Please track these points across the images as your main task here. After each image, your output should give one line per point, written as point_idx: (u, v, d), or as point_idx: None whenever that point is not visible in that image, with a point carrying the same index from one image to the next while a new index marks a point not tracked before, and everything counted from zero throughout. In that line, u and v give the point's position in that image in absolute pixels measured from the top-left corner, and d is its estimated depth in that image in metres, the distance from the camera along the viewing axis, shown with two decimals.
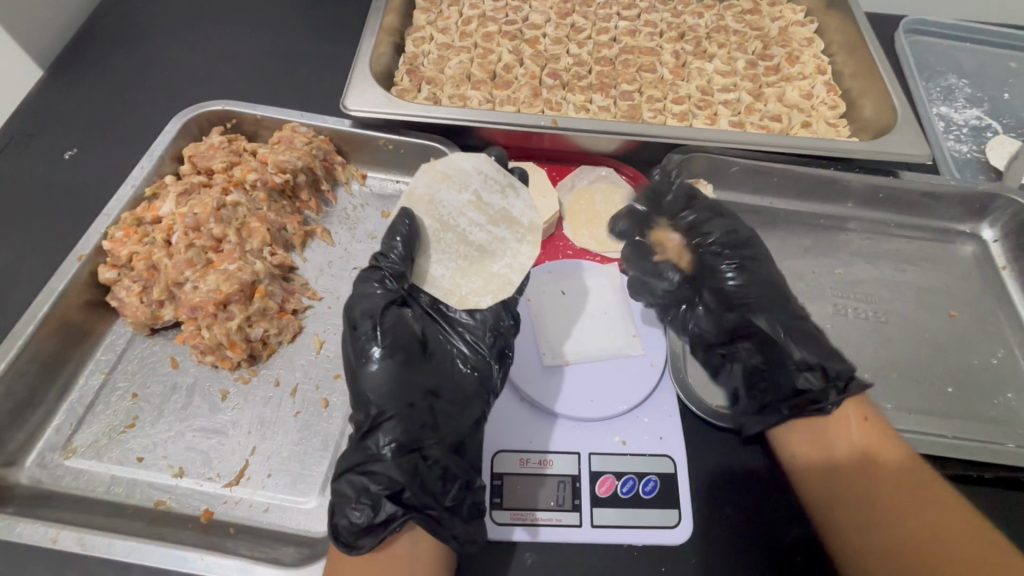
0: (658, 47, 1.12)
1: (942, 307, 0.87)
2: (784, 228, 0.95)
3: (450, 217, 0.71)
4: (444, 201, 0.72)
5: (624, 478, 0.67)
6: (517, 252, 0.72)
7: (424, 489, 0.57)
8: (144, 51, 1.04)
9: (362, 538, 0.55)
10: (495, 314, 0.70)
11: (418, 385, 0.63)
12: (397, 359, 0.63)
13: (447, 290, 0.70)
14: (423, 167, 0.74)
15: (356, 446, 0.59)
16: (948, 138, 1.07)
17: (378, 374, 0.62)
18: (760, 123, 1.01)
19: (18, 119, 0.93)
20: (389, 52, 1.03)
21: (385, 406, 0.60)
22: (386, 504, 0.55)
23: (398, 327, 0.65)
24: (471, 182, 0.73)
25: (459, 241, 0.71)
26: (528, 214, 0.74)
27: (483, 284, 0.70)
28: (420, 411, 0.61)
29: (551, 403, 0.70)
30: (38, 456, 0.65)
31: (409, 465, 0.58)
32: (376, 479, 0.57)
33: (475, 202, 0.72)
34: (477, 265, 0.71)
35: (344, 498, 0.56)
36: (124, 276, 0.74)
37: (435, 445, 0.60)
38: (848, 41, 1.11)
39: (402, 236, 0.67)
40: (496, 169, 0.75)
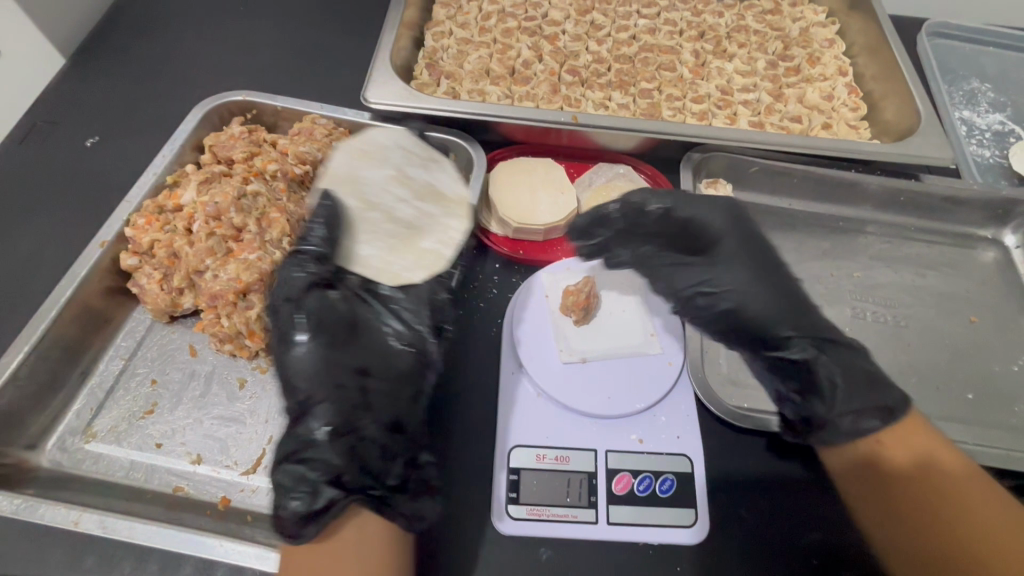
0: (678, 46, 1.11)
1: (962, 312, 0.87)
2: (802, 230, 0.94)
3: (374, 196, 0.75)
4: (366, 179, 0.76)
5: (641, 476, 0.66)
6: (445, 227, 0.77)
7: (364, 470, 0.58)
8: (165, 41, 1.04)
9: (305, 528, 0.56)
10: (429, 290, 0.72)
11: (345, 365, 0.64)
12: (320, 341, 0.65)
13: (377, 268, 0.72)
14: (341, 147, 0.78)
15: (292, 432, 0.61)
16: (971, 143, 1.06)
17: (304, 357, 0.63)
18: (780, 124, 1.01)
19: (43, 107, 0.94)
20: (409, 46, 1.03)
21: (313, 389, 0.62)
22: (324, 489, 0.56)
23: (322, 309, 0.66)
24: (390, 158, 0.78)
25: (386, 219, 0.74)
26: (454, 187, 0.80)
27: (413, 261, 0.73)
28: (351, 392, 0.63)
29: (570, 400, 0.70)
30: (58, 440, 0.66)
31: (344, 448, 0.59)
32: (313, 466, 0.57)
33: (397, 176, 0.77)
34: (406, 242, 0.74)
35: (282, 489, 0.57)
36: (144, 263, 0.74)
37: (371, 424, 0.61)
38: (870, 43, 1.10)
39: (320, 217, 0.70)
40: (413, 144, 0.81)
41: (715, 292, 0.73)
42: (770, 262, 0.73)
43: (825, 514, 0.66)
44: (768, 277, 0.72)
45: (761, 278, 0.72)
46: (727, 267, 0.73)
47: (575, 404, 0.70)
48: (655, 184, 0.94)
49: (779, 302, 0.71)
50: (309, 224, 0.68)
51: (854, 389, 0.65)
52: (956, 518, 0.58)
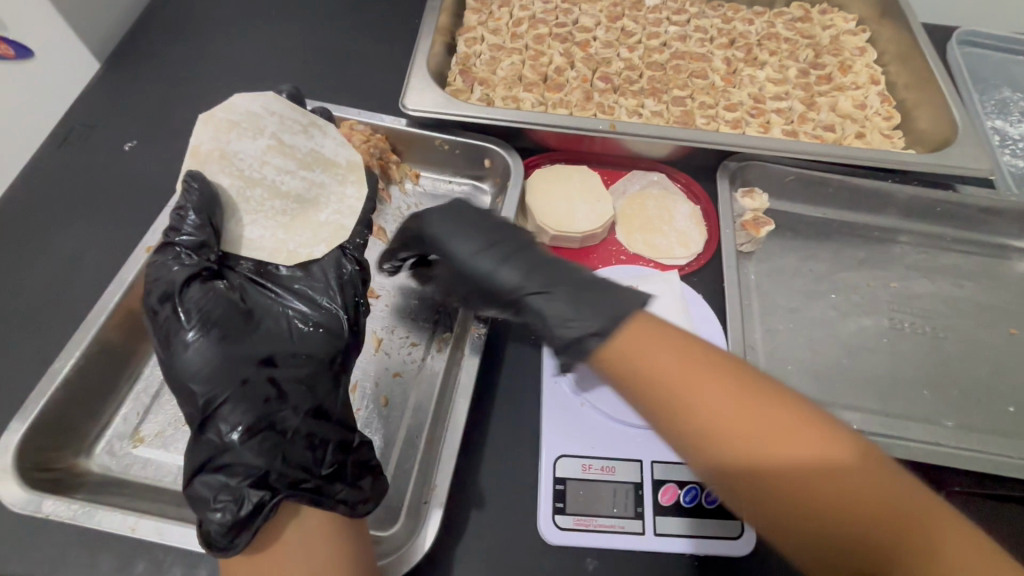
0: (709, 53, 1.11)
1: (1001, 324, 0.86)
2: (837, 240, 0.94)
3: (252, 170, 0.70)
4: (238, 153, 0.70)
5: (688, 487, 0.66)
6: (342, 195, 0.75)
7: (288, 464, 0.56)
8: (200, 45, 1.05)
9: (236, 538, 0.53)
10: (334, 262, 0.71)
11: (246, 357, 0.60)
12: (213, 335, 0.60)
13: (272, 249, 0.69)
14: (201, 119, 0.70)
15: (198, 441, 0.57)
16: (1004, 153, 1.05)
17: (195, 357, 0.59)
18: (813, 133, 1.00)
19: (81, 111, 0.94)
20: (442, 52, 1.03)
21: (212, 391, 0.57)
22: (250, 494, 0.54)
23: (205, 301, 0.62)
24: (265, 125, 0.72)
25: (273, 195, 0.71)
26: (341, 153, 0.77)
27: (310, 234, 0.71)
28: (257, 386, 0.59)
29: (613, 409, 0.70)
30: (107, 444, 0.66)
31: (263, 446, 0.56)
32: (234, 473, 0.55)
33: (276, 146, 0.72)
34: (300, 217, 0.71)
35: (204, 501, 0.54)
36: None
37: (291, 417, 0.59)
38: (902, 51, 1.09)
39: (192, 203, 0.63)
40: (294, 110, 0.75)
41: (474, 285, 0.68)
42: (495, 228, 0.67)
43: None
44: (497, 237, 0.65)
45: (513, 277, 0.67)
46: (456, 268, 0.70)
47: (619, 415, 0.70)
48: (690, 193, 0.94)
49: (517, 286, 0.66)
50: (180, 211, 0.63)
51: (568, 305, 0.57)
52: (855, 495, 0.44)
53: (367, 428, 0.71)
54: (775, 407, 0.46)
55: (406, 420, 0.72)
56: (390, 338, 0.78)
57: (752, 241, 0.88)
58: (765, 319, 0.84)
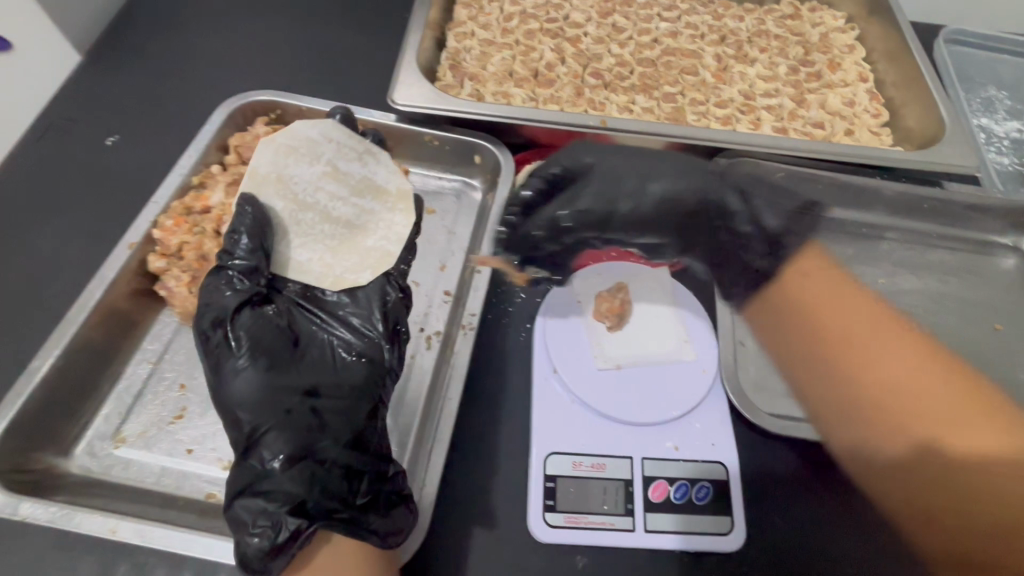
0: (699, 50, 1.11)
1: (987, 320, 0.87)
2: (826, 236, 0.94)
3: (306, 195, 0.71)
4: (294, 177, 0.71)
5: (677, 484, 0.66)
6: (391, 221, 0.75)
7: (325, 493, 0.56)
8: (184, 38, 1.02)
9: (272, 562, 0.53)
10: (375, 288, 0.70)
11: (291, 387, 0.60)
12: (261, 364, 0.60)
13: (319, 274, 0.70)
14: (262, 143, 0.70)
15: (242, 464, 0.57)
16: (989, 151, 1.06)
17: (243, 384, 0.59)
18: (803, 130, 1.01)
19: (60, 104, 0.92)
20: (432, 47, 1.02)
21: (258, 420, 0.58)
22: (288, 520, 0.54)
23: (255, 327, 0.62)
24: (322, 152, 0.72)
25: (323, 220, 0.71)
26: (393, 180, 0.77)
27: (359, 258, 0.72)
28: (300, 416, 0.59)
29: (604, 405, 0.70)
30: (87, 445, 0.65)
31: (302, 475, 0.56)
32: (270, 498, 0.54)
33: (331, 171, 0.73)
34: (348, 243, 0.72)
35: (241, 524, 0.54)
36: (172, 265, 0.73)
37: (328, 446, 0.58)
38: (890, 49, 1.10)
39: (245, 228, 0.65)
40: (347, 133, 0.75)
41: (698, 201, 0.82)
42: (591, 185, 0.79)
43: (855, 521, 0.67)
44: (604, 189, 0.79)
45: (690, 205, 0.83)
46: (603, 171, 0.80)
47: (609, 411, 0.69)
48: None
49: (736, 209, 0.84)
50: (235, 235, 0.64)
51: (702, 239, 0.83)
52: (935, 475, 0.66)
53: None
54: (842, 339, 0.75)
55: (396, 419, 0.71)
56: None
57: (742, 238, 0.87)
58: (755, 314, 0.81)
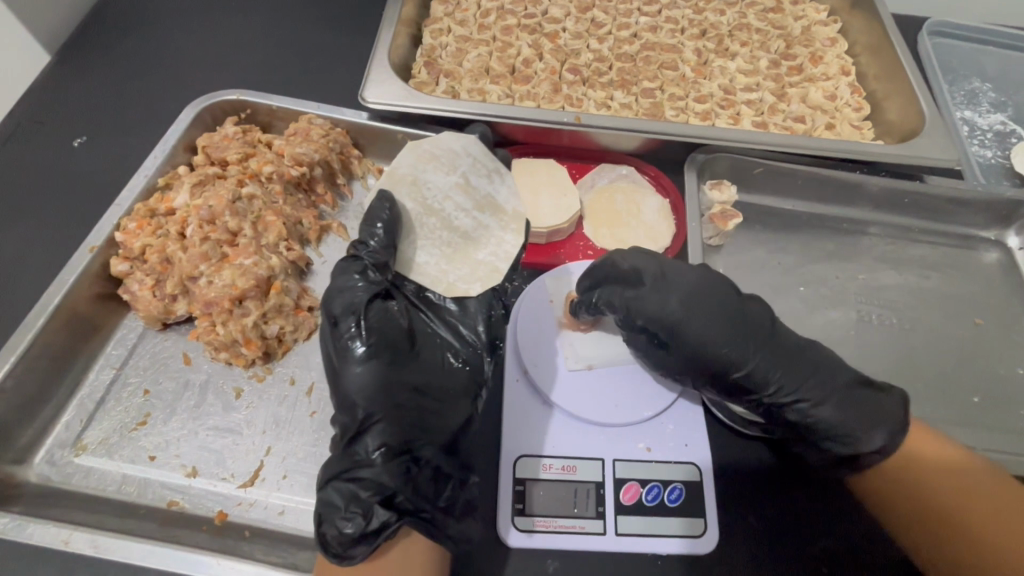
0: (679, 44, 1.09)
1: (968, 315, 0.86)
2: (806, 232, 0.94)
3: (435, 201, 0.74)
4: (428, 182, 0.74)
5: (649, 485, 0.65)
6: (500, 240, 0.75)
7: (416, 492, 0.57)
8: (154, 37, 1.00)
9: (354, 548, 0.54)
10: (483, 305, 0.72)
11: (405, 382, 0.62)
12: (383, 357, 0.62)
13: (433, 278, 0.72)
14: (408, 146, 0.75)
15: (346, 449, 0.59)
16: (972, 144, 1.05)
17: (363, 373, 0.60)
18: (784, 124, 1.00)
19: (26, 105, 0.90)
20: (407, 44, 1.00)
21: (372, 409, 0.59)
22: (378, 509, 0.55)
23: (383, 320, 0.64)
24: (459, 163, 0.75)
25: (443, 227, 0.73)
26: (512, 201, 0.77)
27: (469, 269, 0.73)
28: (408, 412, 0.61)
29: (574, 406, 0.69)
30: (47, 454, 0.64)
31: (399, 468, 0.58)
32: (365, 485, 0.56)
33: (462, 185, 0.75)
34: (462, 251, 0.73)
35: (333, 507, 0.55)
36: (136, 268, 0.72)
37: (426, 445, 0.60)
38: (872, 42, 1.09)
39: (382, 221, 0.66)
40: (482, 154, 0.77)
41: (799, 345, 0.67)
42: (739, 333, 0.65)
43: (834, 523, 0.65)
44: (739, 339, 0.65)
45: (788, 361, 0.65)
46: (678, 277, 0.68)
47: (580, 412, 0.69)
48: (659, 185, 0.92)
49: (826, 369, 0.66)
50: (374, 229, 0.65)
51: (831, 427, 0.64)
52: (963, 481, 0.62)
53: (318, 435, 0.67)
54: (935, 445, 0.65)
55: None
56: None
57: (720, 235, 0.87)
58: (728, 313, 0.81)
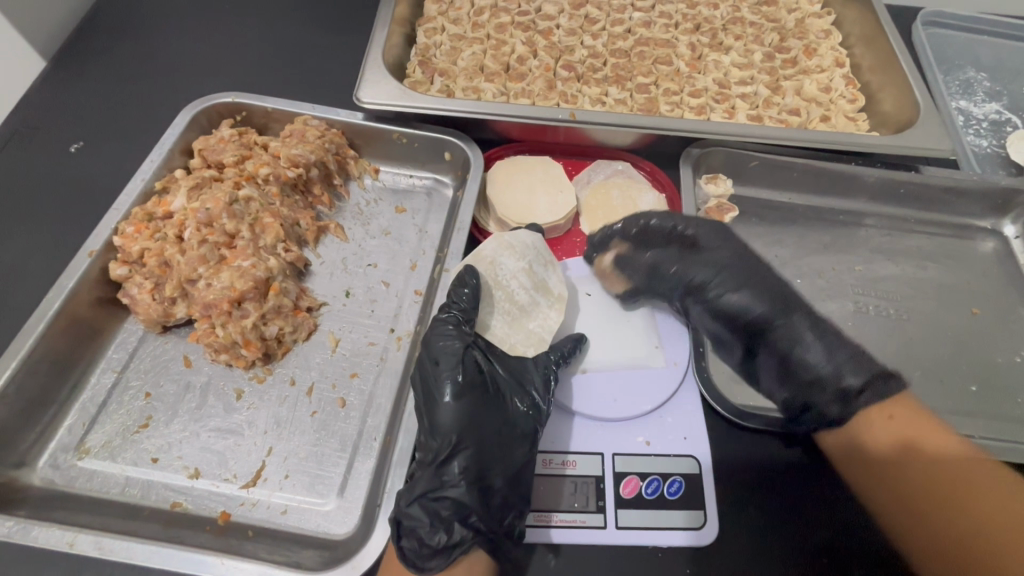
0: (673, 39, 1.09)
1: (964, 304, 0.87)
2: (802, 225, 0.94)
3: (505, 279, 0.75)
4: (502, 264, 0.75)
5: (649, 479, 0.66)
6: (547, 317, 0.74)
7: (490, 514, 0.59)
8: (148, 41, 1.01)
9: (430, 561, 0.57)
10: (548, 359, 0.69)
11: (489, 418, 0.64)
12: (471, 394, 0.64)
13: (499, 339, 0.73)
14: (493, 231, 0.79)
15: (433, 471, 0.60)
16: (968, 133, 1.05)
17: (454, 406, 0.62)
18: (778, 118, 1.00)
19: (21, 112, 0.89)
20: (401, 43, 1.01)
21: (460, 437, 0.61)
22: (456, 526, 0.58)
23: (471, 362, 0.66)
24: (532, 252, 0.76)
25: (506, 300, 0.74)
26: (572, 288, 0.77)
27: (524, 337, 0.73)
28: (491, 445, 0.62)
29: (570, 402, 0.70)
30: (51, 457, 0.64)
31: (477, 493, 0.60)
32: (445, 504, 0.58)
33: (530, 269, 0.76)
34: (517, 322, 0.74)
35: (416, 522, 0.58)
36: (135, 272, 0.72)
37: (501, 477, 0.61)
38: (867, 33, 1.09)
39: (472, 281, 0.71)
40: (546, 244, 0.79)
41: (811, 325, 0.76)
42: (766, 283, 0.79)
43: (829, 514, 0.66)
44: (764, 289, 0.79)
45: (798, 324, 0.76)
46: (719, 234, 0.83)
47: (578, 408, 0.69)
48: (654, 181, 0.93)
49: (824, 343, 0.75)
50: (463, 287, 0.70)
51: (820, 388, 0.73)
52: (949, 478, 0.65)
53: (317, 435, 0.68)
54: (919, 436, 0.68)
55: (367, 421, 0.69)
56: (346, 338, 0.75)
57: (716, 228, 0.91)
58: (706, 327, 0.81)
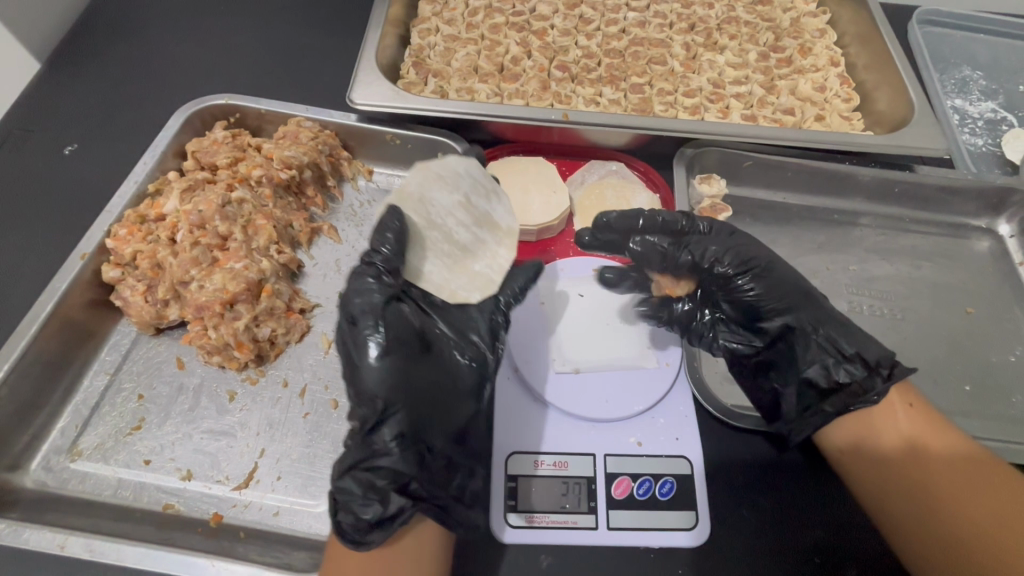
0: (668, 39, 1.09)
1: (958, 304, 0.86)
2: (797, 224, 0.94)
3: (437, 217, 0.70)
4: (434, 200, 0.70)
5: (640, 479, 0.66)
6: (495, 255, 0.73)
7: (430, 479, 0.57)
8: (143, 44, 1.01)
9: (370, 534, 0.54)
10: (487, 311, 0.69)
11: (420, 377, 0.61)
12: (401, 352, 0.60)
13: (437, 286, 0.68)
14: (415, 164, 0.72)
15: (363, 440, 0.57)
16: (963, 132, 1.05)
17: (381, 367, 0.58)
18: (772, 117, 1.00)
19: (15, 115, 0.90)
20: (395, 44, 1.01)
21: (389, 400, 0.58)
22: (395, 496, 0.55)
23: (399, 317, 0.62)
24: (463, 183, 0.72)
25: (445, 241, 0.70)
26: (510, 220, 0.75)
27: (468, 278, 0.70)
28: (425, 404, 0.59)
29: (562, 404, 0.70)
30: (43, 459, 0.64)
31: (415, 458, 0.57)
32: (381, 474, 0.55)
33: (466, 202, 0.72)
34: (459, 265, 0.70)
35: (350, 495, 0.55)
36: (128, 274, 0.72)
37: (439, 437, 0.59)
38: (862, 32, 1.08)
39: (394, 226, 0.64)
40: (478, 172, 0.75)
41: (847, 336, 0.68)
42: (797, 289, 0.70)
43: (822, 513, 0.66)
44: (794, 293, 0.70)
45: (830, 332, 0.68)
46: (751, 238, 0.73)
47: (570, 410, 0.69)
48: (648, 181, 0.93)
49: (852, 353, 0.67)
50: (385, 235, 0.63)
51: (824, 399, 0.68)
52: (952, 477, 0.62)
53: (310, 436, 0.68)
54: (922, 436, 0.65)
55: None
56: None
57: None
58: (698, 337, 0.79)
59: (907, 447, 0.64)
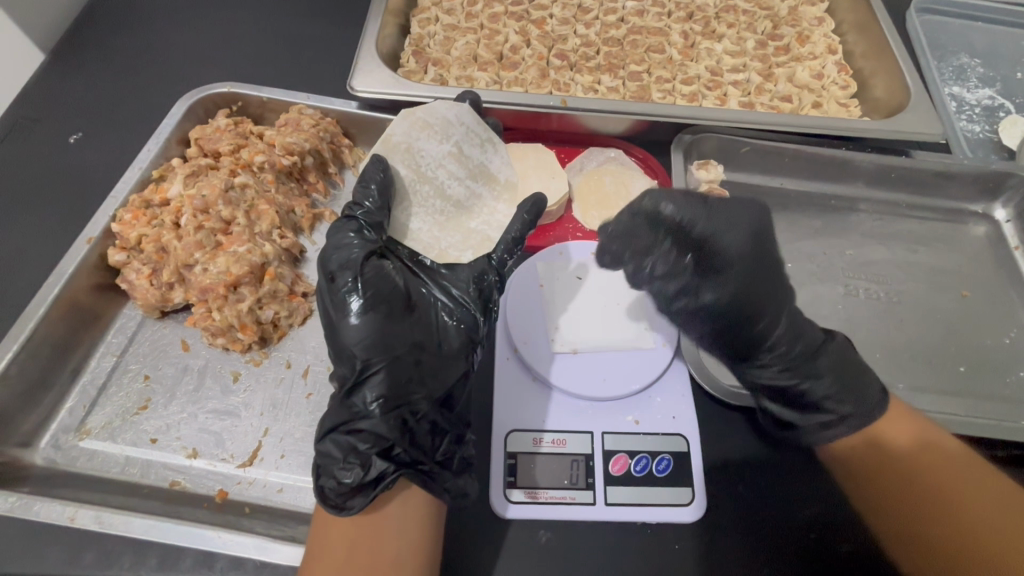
0: (666, 27, 1.10)
1: (955, 287, 0.87)
2: (794, 210, 0.94)
3: (428, 169, 0.75)
4: (422, 151, 0.74)
5: (638, 457, 0.67)
6: (493, 210, 0.78)
7: (414, 444, 0.60)
8: (145, 34, 1.02)
9: (352, 500, 0.57)
10: (476, 272, 0.70)
11: (402, 338, 0.63)
12: (380, 312, 0.62)
13: (426, 244, 0.73)
14: (402, 114, 0.75)
15: (343, 402, 0.60)
16: (961, 119, 1.06)
17: (359, 327, 0.61)
18: (770, 104, 1.00)
19: (20, 104, 0.91)
20: (395, 34, 1.01)
21: (370, 360, 0.61)
22: (376, 461, 0.57)
23: (380, 277, 0.63)
24: (452, 133, 0.76)
25: (437, 195, 0.75)
26: (504, 170, 0.80)
27: (463, 236, 0.75)
28: (406, 365, 0.62)
29: (560, 381, 0.71)
30: (53, 438, 0.66)
31: (397, 421, 0.59)
32: (363, 438, 0.58)
33: (455, 153, 0.75)
34: (454, 221, 0.76)
35: (331, 459, 0.58)
36: (133, 258, 0.74)
37: (422, 401, 0.61)
38: (859, 20, 1.09)
39: (376, 184, 0.68)
40: (470, 118, 0.77)
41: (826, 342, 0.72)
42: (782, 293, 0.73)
43: (818, 491, 0.67)
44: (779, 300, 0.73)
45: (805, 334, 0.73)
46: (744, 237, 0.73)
47: (568, 388, 0.70)
48: (646, 168, 0.93)
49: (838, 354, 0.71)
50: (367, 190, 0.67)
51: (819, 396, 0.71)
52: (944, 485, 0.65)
53: (310, 414, 0.69)
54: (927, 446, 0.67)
55: None
56: None
57: None
58: None
59: (916, 450, 0.67)
